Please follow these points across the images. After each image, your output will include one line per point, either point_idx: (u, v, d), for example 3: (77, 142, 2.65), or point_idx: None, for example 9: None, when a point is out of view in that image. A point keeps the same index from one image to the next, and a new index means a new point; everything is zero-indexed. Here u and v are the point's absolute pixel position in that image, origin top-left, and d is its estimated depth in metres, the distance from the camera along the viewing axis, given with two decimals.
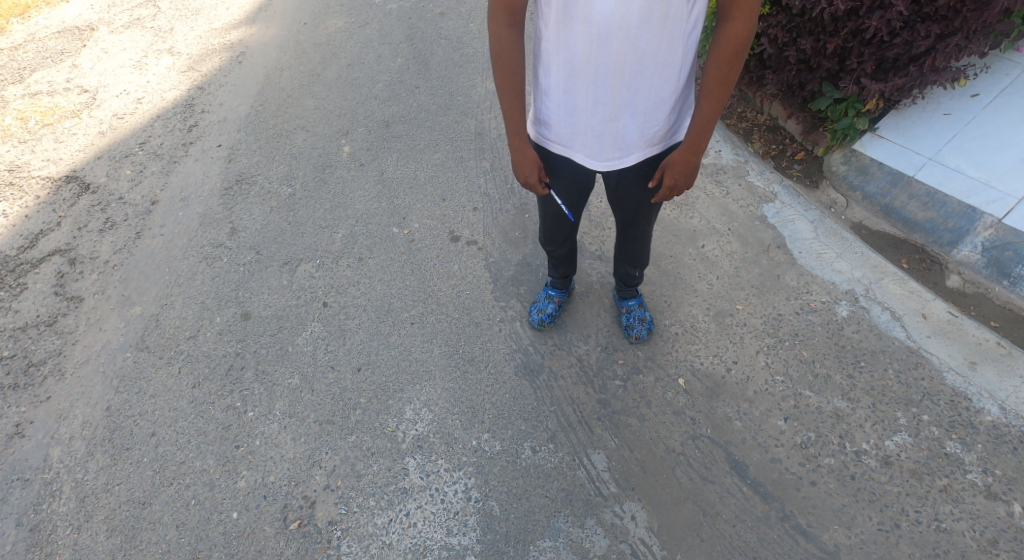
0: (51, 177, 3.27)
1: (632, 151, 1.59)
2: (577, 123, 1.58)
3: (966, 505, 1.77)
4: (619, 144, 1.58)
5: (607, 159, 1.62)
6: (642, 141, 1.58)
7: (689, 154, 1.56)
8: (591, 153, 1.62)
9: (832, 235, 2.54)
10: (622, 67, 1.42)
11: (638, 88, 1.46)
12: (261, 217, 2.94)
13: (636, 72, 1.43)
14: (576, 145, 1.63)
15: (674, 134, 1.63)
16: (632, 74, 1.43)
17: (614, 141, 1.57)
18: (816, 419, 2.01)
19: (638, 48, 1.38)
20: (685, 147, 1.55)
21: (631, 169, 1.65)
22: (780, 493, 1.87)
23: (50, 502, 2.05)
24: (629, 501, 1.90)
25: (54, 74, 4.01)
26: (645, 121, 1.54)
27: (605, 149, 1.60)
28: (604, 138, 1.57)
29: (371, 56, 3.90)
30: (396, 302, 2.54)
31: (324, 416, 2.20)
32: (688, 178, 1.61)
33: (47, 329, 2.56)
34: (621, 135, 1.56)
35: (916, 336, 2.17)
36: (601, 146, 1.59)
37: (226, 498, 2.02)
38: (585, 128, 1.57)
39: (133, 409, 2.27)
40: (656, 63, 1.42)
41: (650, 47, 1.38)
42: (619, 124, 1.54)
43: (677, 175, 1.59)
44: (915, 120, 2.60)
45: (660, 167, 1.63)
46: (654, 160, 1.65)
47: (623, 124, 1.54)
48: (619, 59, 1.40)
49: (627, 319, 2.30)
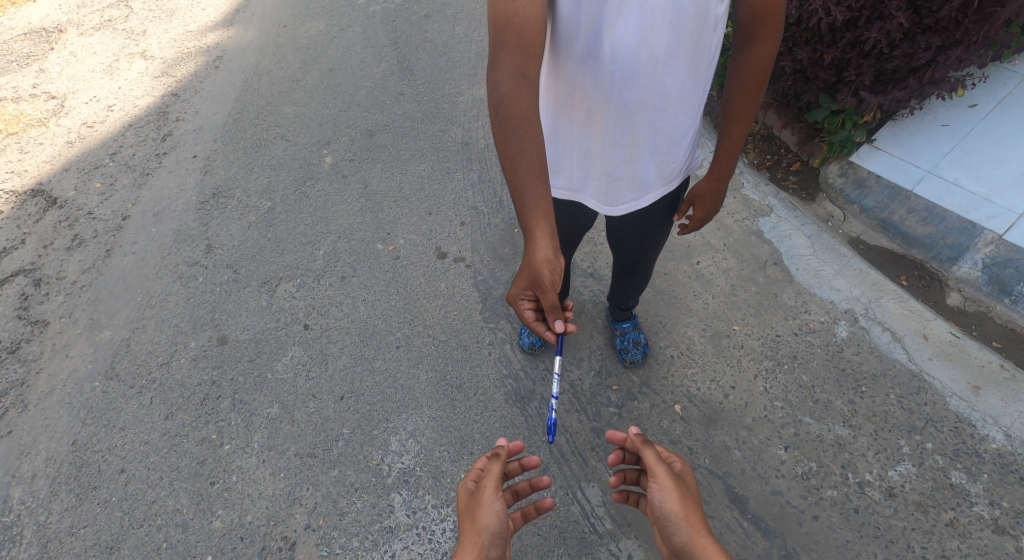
0: (15, 190, 3.11)
1: (650, 190, 1.51)
2: (591, 166, 1.47)
3: (974, 540, 1.72)
4: (636, 185, 1.49)
5: (624, 201, 1.52)
6: (660, 179, 1.50)
7: (717, 183, 1.59)
8: (606, 197, 1.52)
9: (830, 251, 2.46)
10: (645, 106, 1.32)
11: (660, 126, 1.37)
12: (238, 233, 2.82)
13: (659, 111, 1.34)
14: (589, 190, 1.52)
15: (691, 164, 1.57)
16: (655, 113, 1.34)
17: (632, 183, 1.48)
18: (817, 448, 1.94)
19: (663, 85, 1.29)
20: (714, 176, 1.58)
21: (648, 208, 1.58)
22: (781, 529, 1.80)
23: (11, 548, 1.93)
24: (625, 538, 1.82)
25: (20, 79, 3.83)
26: (664, 159, 1.45)
27: (622, 193, 1.50)
28: (621, 180, 1.47)
29: (353, 60, 3.77)
30: (380, 324, 2.44)
31: (305, 449, 2.09)
32: (717, 205, 1.65)
33: (9, 357, 2.42)
34: (639, 176, 1.47)
35: (918, 358, 2.11)
36: (618, 189, 1.49)
37: (201, 540, 1.91)
38: (600, 171, 1.47)
39: (101, 443, 2.15)
40: (679, 99, 1.34)
41: (674, 83, 1.30)
42: (639, 165, 1.44)
43: (708, 206, 1.64)
44: (912, 131, 2.54)
45: (687, 199, 1.65)
46: (677, 192, 1.61)
47: (642, 165, 1.44)
48: (643, 100, 1.31)
49: (622, 342, 2.21)
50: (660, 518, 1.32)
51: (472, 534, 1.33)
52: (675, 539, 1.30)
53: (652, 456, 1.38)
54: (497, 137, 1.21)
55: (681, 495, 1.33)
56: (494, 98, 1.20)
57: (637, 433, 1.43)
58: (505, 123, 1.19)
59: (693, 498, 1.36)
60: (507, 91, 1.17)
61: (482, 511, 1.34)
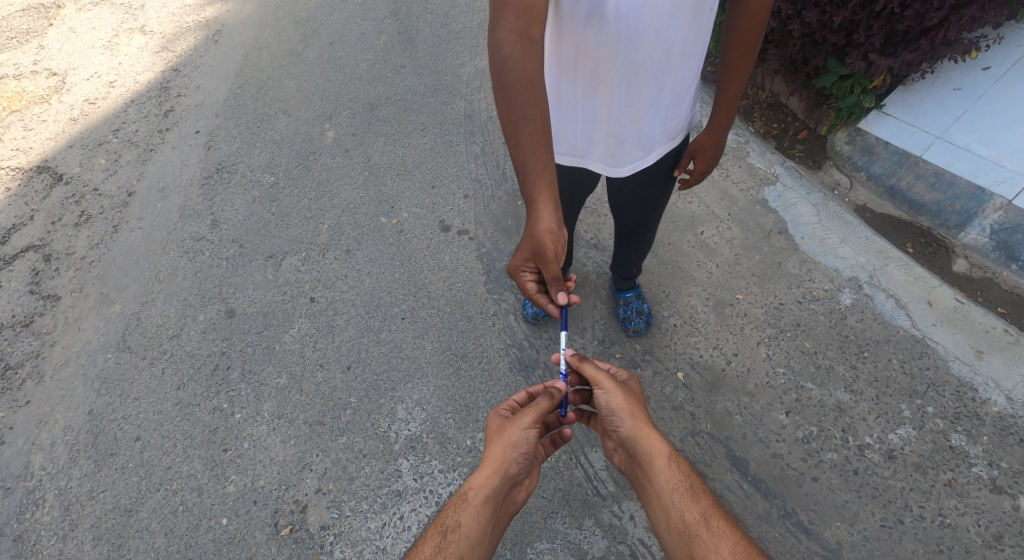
0: (21, 167, 3.13)
1: (655, 147, 1.52)
2: (597, 130, 1.47)
3: (971, 499, 1.75)
4: (642, 144, 1.49)
5: (630, 162, 1.52)
6: (664, 136, 1.51)
7: (716, 136, 1.60)
8: (612, 160, 1.52)
9: (836, 219, 2.45)
10: (651, 63, 1.32)
11: (665, 82, 1.38)
12: (243, 208, 2.83)
13: (664, 66, 1.35)
14: (594, 154, 1.52)
15: (692, 119, 1.59)
16: (659, 69, 1.35)
17: (638, 142, 1.48)
18: (818, 413, 1.97)
19: (668, 39, 1.30)
20: (711, 129, 1.61)
21: (654, 165, 1.58)
22: (781, 490, 1.84)
23: (33, 512, 1.99)
24: (628, 500, 1.87)
25: (20, 56, 3.82)
26: (668, 115, 1.46)
27: (629, 153, 1.50)
28: (628, 141, 1.47)
29: (354, 33, 3.73)
30: (385, 296, 2.46)
31: (314, 417, 2.14)
32: (716, 159, 1.66)
33: (23, 330, 2.46)
34: (645, 135, 1.47)
35: (922, 324, 2.11)
36: (624, 150, 1.49)
37: (215, 504, 1.96)
38: (606, 134, 1.46)
39: (116, 412, 2.20)
40: (682, 53, 1.35)
41: (679, 37, 1.31)
42: (644, 124, 1.45)
43: (708, 159, 1.63)
44: (922, 97, 2.51)
45: (687, 154, 1.63)
46: (678, 150, 1.61)
47: (648, 123, 1.45)
48: (649, 55, 1.31)
49: (625, 311, 2.23)
50: (611, 420, 1.45)
51: (493, 454, 1.39)
52: (622, 434, 1.42)
53: (593, 369, 1.51)
54: (499, 105, 1.22)
55: (624, 395, 1.47)
56: (496, 63, 1.20)
57: (573, 353, 1.54)
58: (506, 89, 1.19)
59: (637, 400, 1.48)
60: (509, 55, 1.19)
61: (508, 434, 1.41)
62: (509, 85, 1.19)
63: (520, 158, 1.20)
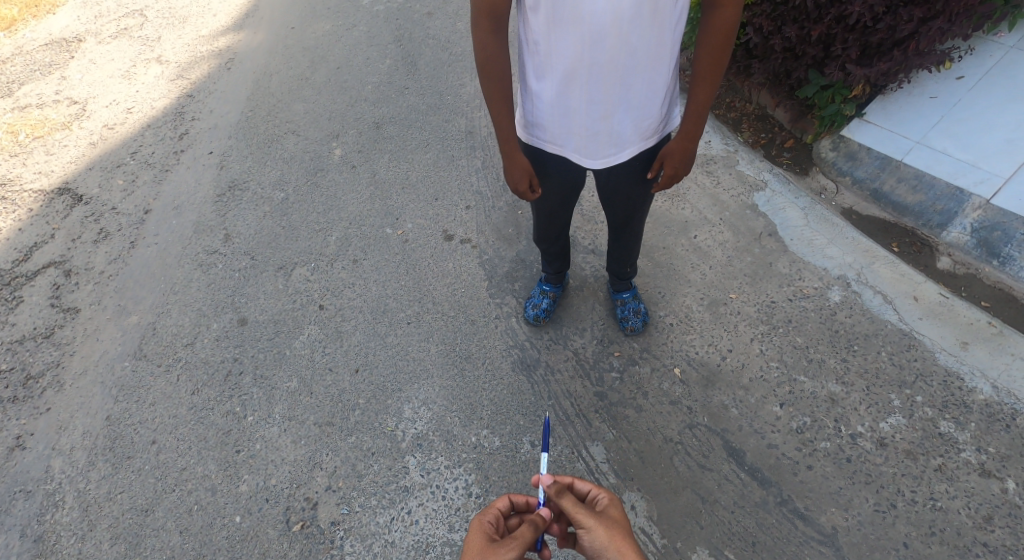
0: (43, 190, 3.27)
1: (628, 145, 1.67)
2: (571, 124, 1.64)
3: (961, 483, 1.80)
4: (614, 139, 1.65)
5: (603, 155, 1.69)
6: (636, 134, 1.66)
7: (686, 142, 1.67)
8: (586, 152, 1.69)
9: (823, 221, 2.55)
10: (615, 64, 1.49)
11: (631, 84, 1.54)
12: (254, 223, 2.95)
13: (629, 69, 1.50)
14: (570, 145, 1.69)
15: (666, 123, 1.73)
16: (624, 71, 1.51)
17: (609, 137, 1.64)
18: (811, 404, 2.03)
19: (630, 44, 1.45)
20: (682, 135, 1.67)
21: (628, 162, 1.73)
22: (777, 478, 1.89)
23: (53, 513, 2.05)
24: (628, 491, 1.92)
25: (42, 87, 4.00)
26: (638, 115, 1.61)
27: (601, 147, 1.67)
28: (598, 136, 1.64)
29: (359, 57, 3.91)
30: (391, 303, 2.56)
31: (323, 418, 2.21)
32: (686, 164, 1.73)
33: (45, 342, 2.56)
34: (616, 131, 1.63)
35: (909, 319, 2.19)
36: (596, 144, 1.66)
37: (229, 503, 2.02)
38: (580, 128, 1.63)
39: (133, 417, 2.28)
40: (647, 58, 1.50)
41: (641, 42, 1.46)
42: (614, 120, 1.61)
43: (676, 163, 1.71)
44: (901, 104, 2.62)
45: (659, 158, 1.73)
46: (650, 151, 1.75)
47: (618, 120, 1.61)
48: (612, 57, 1.47)
49: (622, 311, 2.32)
50: None
51: None
52: None
53: (570, 502, 1.30)
54: (485, 88, 1.58)
55: (609, 530, 1.26)
56: (481, 56, 1.53)
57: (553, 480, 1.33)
58: (491, 77, 1.55)
59: (629, 534, 1.27)
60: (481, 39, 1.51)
61: None
62: (492, 75, 1.55)
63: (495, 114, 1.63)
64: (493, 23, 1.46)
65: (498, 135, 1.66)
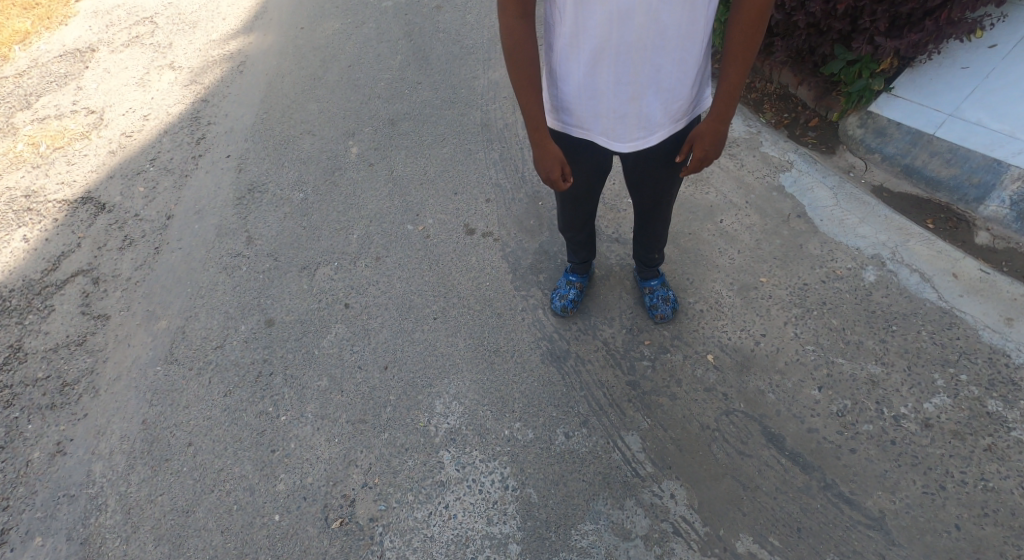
0: (67, 199, 3.30)
1: (657, 129, 1.63)
2: (599, 107, 1.60)
3: (1013, 462, 1.75)
4: (643, 123, 1.61)
5: (631, 139, 1.65)
6: (666, 117, 1.62)
7: (717, 125, 1.62)
8: (614, 136, 1.65)
9: (853, 200, 2.49)
10: (644, 43, 1.45)
11: (660, 63, 1.50)
12: (275, 224, 2.95)
13: (658, 48, 1.47)
14: (597, 128, 1.65)
15: (696, 105, 1.68)
16: (653, 50, 1.47)
17: (638, 120, 1.60)
18: (850, 386, 1.99)
19: (660, 22, 1.41)
20: (713, 118, 1.61)
21: (656, 147, 1.69)
22: (819, 463, 1.85)
23: (96, 516, 2.07)
24: (667, 480, 1.89)
25: (60, 98, 4.04)
26: (668, 97, 1.57)
27: (629, 130, 1.63)
28: (627, 118, 1.60)
29: (371, 54, 3.90)
30: (417, 299, 2.54)
31: (356, 416, 2.21)
32: (716, 148, 1.67)
33: (77, 349, 2.59)
34: (645, 114, 1.60)
35: (948, 296, 2.13)
36: (624, 127, 1.62)
37: (267, 502, 2.03)
38: (608, 110, 1.59)
39: (168, 421, 2.30)
40: (677, 37, 1.46)
41: (672, 20, 1.42)
42: (643, 103, 1.57)
43: (707, 146, 1.66)
44: (931, 77, 2.56)
45: (688, 141, 1.68)
46: (679, 135, 1.70)
47: (647, 102, 1.57)
48: (641, 36, 1.43)
49: (651, 299, 2.28)
50: None
51: None
52: None
53: None
54: (515, 75, 1.55)
55: None
56: (509, 42, 1.50)
57: None
58: (520, 63, 1.52)
59: None
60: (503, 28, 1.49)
61: None
62: (519, 61, 1.52)
63: (525, 107, 1.60)
64: (522, 8, 1.43)
65: (528, 123, 1.63)
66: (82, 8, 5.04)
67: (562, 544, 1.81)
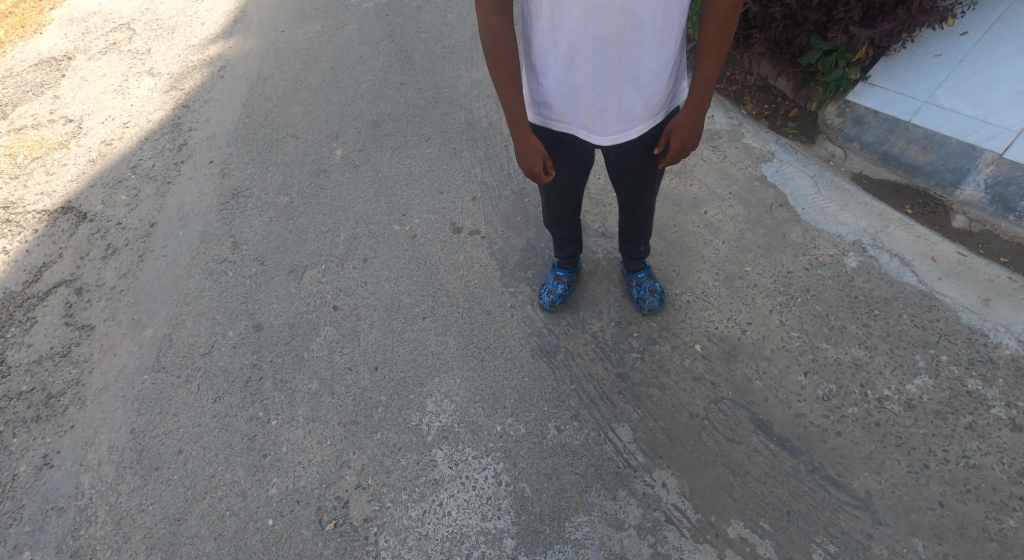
0: (47, 210, 3.26)
1: (637, 122, 1.65)
2: (579, 101, 1.62)
3: (993, 439, 1.79)
4: (622, 116, 1.63)
5: (611, 132, 1.67)
6: (645, 111, 1.63)
7: (693, 117, 1.63)
8: (594, 129, 1.67)
9: (834, 188, 2.53)
10: (621, 37, 1.47)
11: (637, 57, 1.52)
12: (261, 228, 2.94)
13: (634, 42, 1.48)
14: (577, 121, 1.67)
15: (672, 98, 1.70)
16: (630, 44, 1.49)
17: (617, 114, 1.62)
18: (835, 370, 2.03)
19: (635, 16, 1.43)
20: (689, 110, 1.63)
21: (635, 140, 1.71)
22: (807, 447, 1.88)
23: (87, 528, 2.06)
24: (658, 469, 1.91)
25: (37, 108, 3.98)
26: (646, 91, 1.59)
27: (609, 123, 1.64)
28: (606, 111, 1.62)
29: (353, 56, 3.89)
30: (405, 298, 2.55)
31: (347, 417, 2.21)
32: (693, 139, 1.69)
33: (62, 360, 2.56)
34: (624, 108, 1.61)
35: (928, 280, 2.17)
36: (604, 120, 1.64)
37: (260, 507, 2.02)
38: (587, 104, 1.61)
39: (157, 429, 2.28)
40: (653, 31, 1.47)
41: (647, 14, 1.43)
42: (622, 96, 1.59)
43: (683, 138, 1.68)
44: (906, 65, 2.60)
45: (665, 134, 1.70)
46: (657, 128, 1.72)
47: (626, 96, 1.59)
48: (617, 29, 1.45)
49: (638, 292, 2.30)
50: None
51: None
52: None
53: None
54: (494, 70, 1.56)
55: None
56: (488, 37, 1.51)
57: None
58: (499, 58, 1.53)
59: None
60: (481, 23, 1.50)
61: None
62: (498, 55, 1.53)
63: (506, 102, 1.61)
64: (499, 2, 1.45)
65: (509, 117, 1.64)
66: (57, 17, 4.98)
67: (556, 536, 1.82)
